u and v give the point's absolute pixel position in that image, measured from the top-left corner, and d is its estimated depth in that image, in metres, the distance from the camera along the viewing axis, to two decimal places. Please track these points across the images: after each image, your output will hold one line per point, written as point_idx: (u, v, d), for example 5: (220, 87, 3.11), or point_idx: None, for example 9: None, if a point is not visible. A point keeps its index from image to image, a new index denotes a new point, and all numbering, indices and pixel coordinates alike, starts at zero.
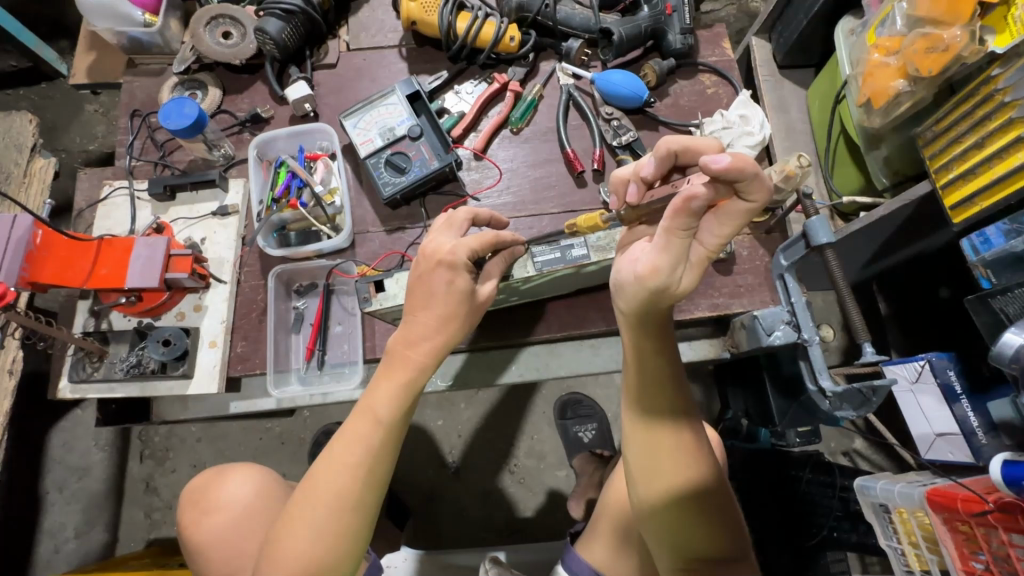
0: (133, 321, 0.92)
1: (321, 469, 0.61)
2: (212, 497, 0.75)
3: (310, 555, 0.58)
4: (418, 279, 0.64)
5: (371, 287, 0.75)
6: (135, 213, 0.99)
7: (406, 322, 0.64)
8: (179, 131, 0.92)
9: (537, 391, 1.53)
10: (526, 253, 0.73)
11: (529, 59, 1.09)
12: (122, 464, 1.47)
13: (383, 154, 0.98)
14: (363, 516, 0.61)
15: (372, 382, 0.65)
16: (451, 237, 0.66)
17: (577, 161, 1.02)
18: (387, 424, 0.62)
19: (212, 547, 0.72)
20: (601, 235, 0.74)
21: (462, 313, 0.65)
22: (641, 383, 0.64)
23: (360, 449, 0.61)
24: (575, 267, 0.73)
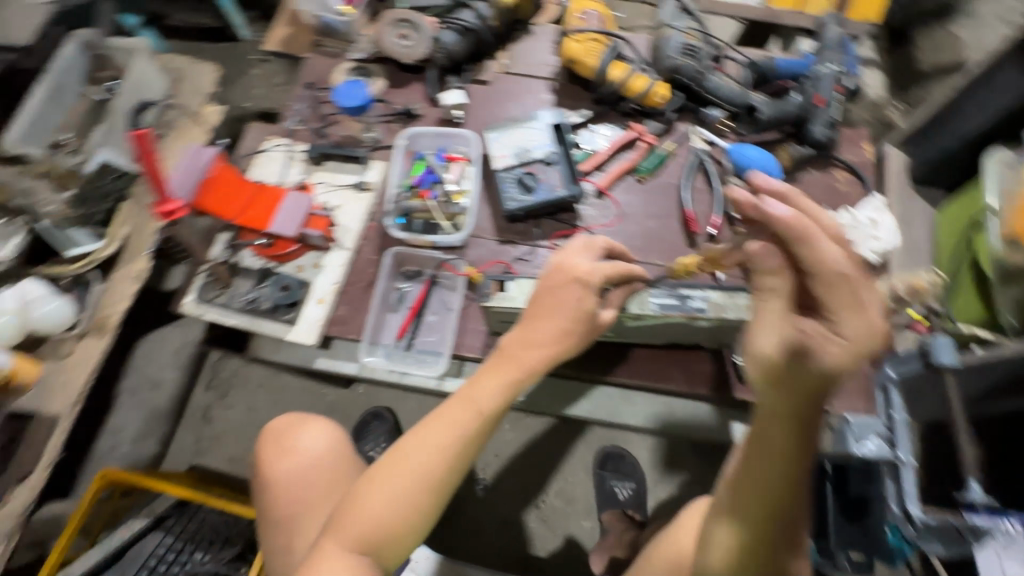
0: (261, 262, 1.00)
1: (412, 445, 0.64)
2: (291, 441, 0.79)
3: (387, 518, 0.62)
4: (549, 292, 0.68)
5: (496, 285, 0.83)
6: (287, 169, 1.09)
7: (525, 327, 0.68)
8: (348, 109, 1.09)
9: (583, 434, 1.52)
10: (646, 293, 0.77)
11: (669, 117, 1.13)
12: (190, 388, 1.58)
13: (516, 171, 1.04)
14: (438, 497, 0.65)
15: (478, 374, 0.68)
16: (587, 259, 0.69)
17: (694, 223, 1.05)
18: (484, 418, 0.65)
19: (279, 488, 0.76)
20: (721, 293, 0.77)
21: (579, 330, 0.69)
22: (751, 492, 0.50)
23: (454, 436, 0.64)
24: (689, 317, 0.76)
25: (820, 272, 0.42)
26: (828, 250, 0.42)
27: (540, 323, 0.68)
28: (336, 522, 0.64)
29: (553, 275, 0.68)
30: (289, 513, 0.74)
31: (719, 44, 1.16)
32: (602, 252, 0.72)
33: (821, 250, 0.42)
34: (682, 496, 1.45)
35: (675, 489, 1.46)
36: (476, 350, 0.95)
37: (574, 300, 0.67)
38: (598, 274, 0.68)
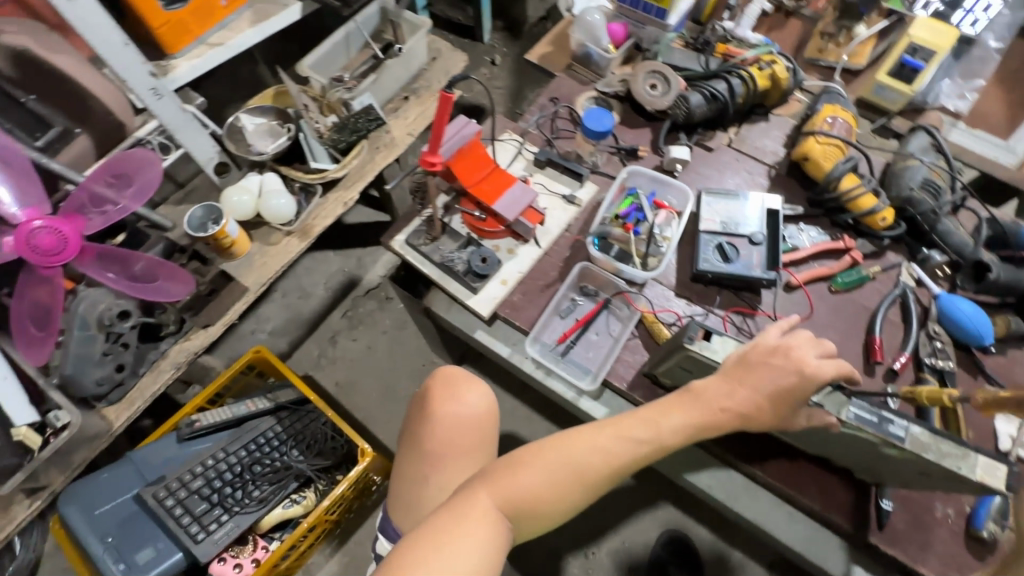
0: (465, 231, 1.12)
1: (585, 438, 0.69)
2: (457, 390, 0.84)
3: (540, 492, 0.66)
4: (763, 363, 0.71)
5: (699, 331, 0.78)
6: (513, 161, 1.22)
7: (726, 383, 0.72)
8: (591, 130, 1.18)
9: (655, 506, 1.48)
10: (844, 397, 0.74)
11: (883, 242, 1.12)
12: (330, 308, 1.76)
13: (719, 238, 1.08)
14: (584, 496, 0.69)
15: (662, 402, 0.72)
16: (811, 353, 0.72)
17: (878, 352, 1.01)
18: (657, 446, 0.69)
19: (436, 425, 0.83)
20: (928, 432, 0.70)
21: (777, 410, 0.71)
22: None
23: (626, 450, 0.68)
24: (882, 440, 0.71)
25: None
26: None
27: (740, 384, 0.71)
28: (489, 473, 0.69)
29: (772, 350, 0.71)
30: (441, 450, 0.81)
31: (966, 191, 1.13)
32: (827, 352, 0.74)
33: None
34: None
35: None
36: (624, 380, 0.99)
37: (784, 382, 0.70)
38: (823, 373, 0.69)
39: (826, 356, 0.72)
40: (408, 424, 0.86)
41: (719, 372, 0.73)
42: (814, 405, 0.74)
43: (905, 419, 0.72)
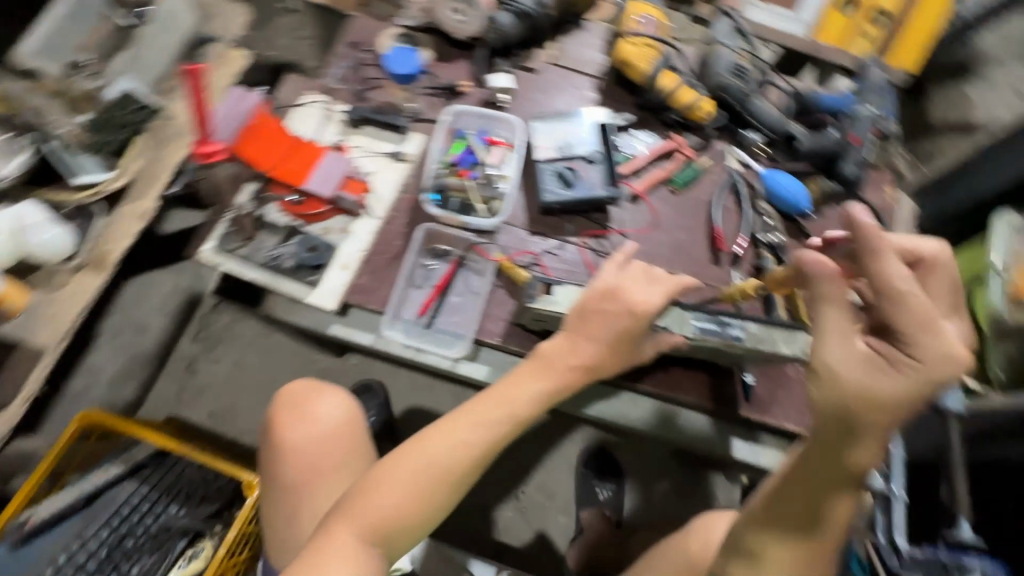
0: (286, 220, 0.98)
1: (441, 436, 0.66)
2: (309, 407, 0.80)
3: (400, 501, 0.64)
4: (597, 313, 0.68)
5: (541, 288, 0.84)
6: (322, 127, 1.06)
7: (569, 342, 0.68)
8: (398, 76, 1.06)
9: (570, 432, 1.53)
10: (686, 313, 0.75)
11: (708, 134, 1.15)
12: (177, 335, 1.53)
13: (558, 165, 1.04)
14: (455, 492, 0.66)
15: (515, 373, 0.69)
16: (644, 287, 0.69)
17: (721, 241, 1.07)
18: (515, 423, 0.66)
19: (294, 454, 0.77)
20: (763, 326, 0.74)
21: (622, 351, 0.69)
22: (793, 502, 0.55)
23: (484, 436, 0.65)
24: (726, 345, 0.74)
25: (883, 287, 0.48)
26: (897, 271, 0.48)
27: (579, 335, 0.68)
28: (351, 498, 0.65)
29: (600, 296, 0.68)
30: (305, 478, 0.76)
31: (768, 69, 1.18)
32: (662, 280, 0.71)
33: (887, 268, 0.49)
34: (657, 503, 1.48)
35: (652, 495, 1.49)
36: (495, 336, 0.95)
37: (621, 326, 0.68)
38: (655, 305, 0.67)
39: (660, 285, 0.69)
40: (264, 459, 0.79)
41: (563, 332, 0.69)
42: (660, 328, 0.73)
43: (741, 319, 0.75)
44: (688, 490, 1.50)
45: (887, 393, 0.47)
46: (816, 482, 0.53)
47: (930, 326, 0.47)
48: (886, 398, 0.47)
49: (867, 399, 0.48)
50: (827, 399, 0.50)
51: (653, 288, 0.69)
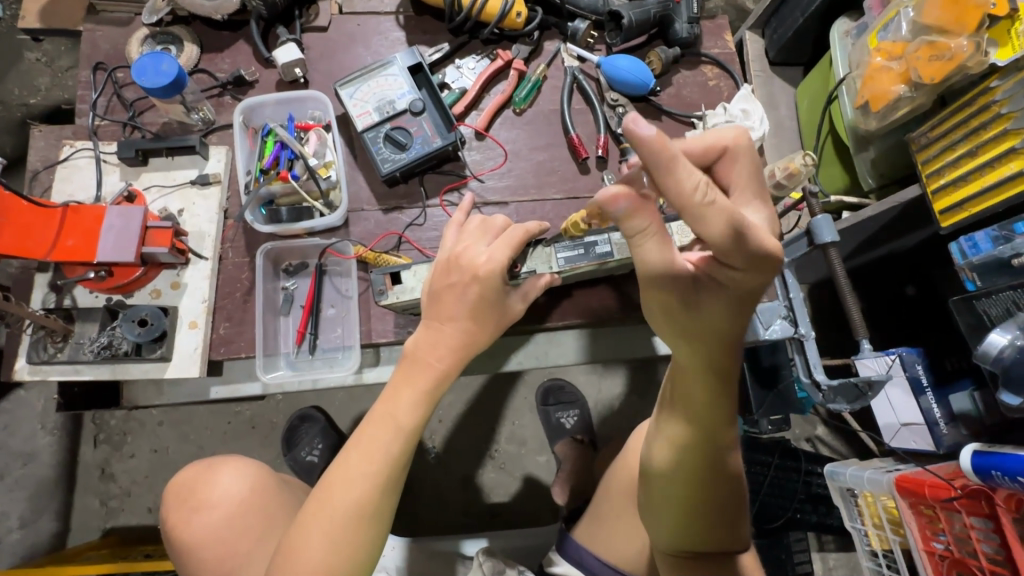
0: (102, 298, 0.85)
1: (338, 480, 0.62)
2: (203, 495, 0.79)
3: (325, 560, 0.60)
4: (447, 288, 0.66)
5: (387, 279, 0.76)
6: (102, 177, 0.89)
7: (430, 329, 0.66)
8: (154, 90, 0.83)
9: (520, 377, 1.52)
10: (549, 249, 0.77)
11: (534, 38, 1.04)
12: (74, 449, 1.36)
13: (383, 128, 0.92)
14: (379, 524, 0.63)
15: (390, 389, 0.66)
16: (484, 247, 0.68)
17: (581, 147, 0.99)
18: (407, 432, 0.64)
19: (206, 547, 0.77)
20: (624, 235, 0.78)
21: (487, 317, 0.67)
22: (686, 408, 0.59)
23: (380, 461, 0.62)
24: (596, 263, 0.77)
25: (682, 206, 0.42)
26: (688, 182, 0.42)
27: (439, 311, 0.66)
28: None
29: (443, 269, 0.66)
30: (226, 564, 0.75)
31: None
32: (502, 231, 0.71)
33: (681, 179, 0.42)
34: (623, 408, 1.53)
35: (616, 402, 1.53)
36: (389, 333, 0.88)
37: (473, 293, 0.66)
38: (497, 261, 0.66)
39: (500, 239, 0.68)
40: (183, 564, 0.79)
41: (421, 322, 0.67)
42: (526, 276, 0.74)
43: (603, 235, 0.78)
44: (646, 385, 1.54)
45: (716, 313, 0.50)
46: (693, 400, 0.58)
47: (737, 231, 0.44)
48: (710, 306, 0.50)
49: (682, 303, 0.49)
50: (667, 327, 0.52)
51: (494, 245, 0.67)
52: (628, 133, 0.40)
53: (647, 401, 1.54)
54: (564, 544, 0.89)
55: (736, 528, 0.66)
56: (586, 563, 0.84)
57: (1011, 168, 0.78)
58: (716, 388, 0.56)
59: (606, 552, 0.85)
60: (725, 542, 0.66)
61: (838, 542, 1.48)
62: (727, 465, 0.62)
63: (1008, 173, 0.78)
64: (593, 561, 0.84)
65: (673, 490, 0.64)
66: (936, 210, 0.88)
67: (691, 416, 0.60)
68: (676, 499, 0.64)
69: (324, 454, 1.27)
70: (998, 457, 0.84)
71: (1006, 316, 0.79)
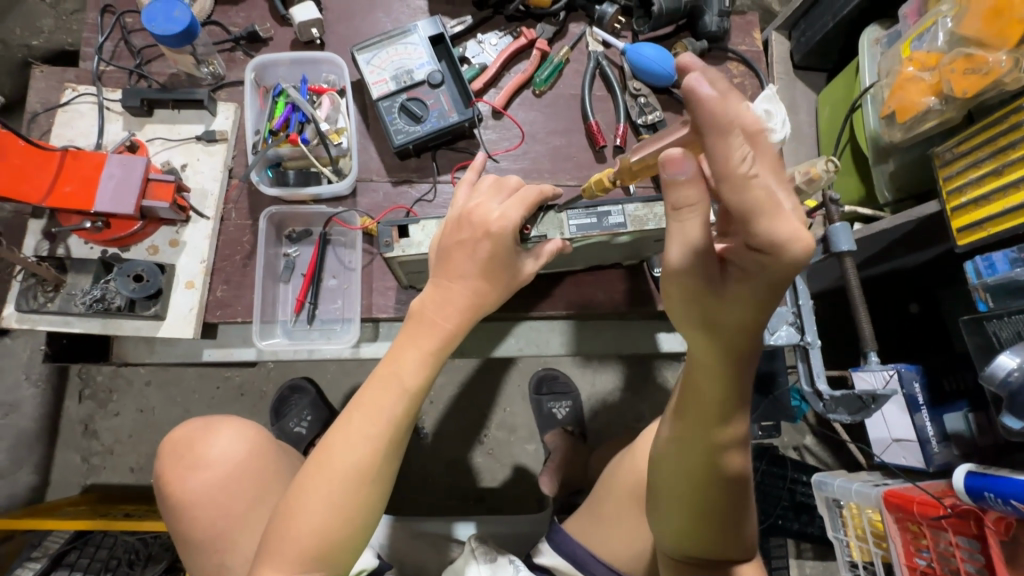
0: (97, 250, 0.82)
1: (340, 442, 0.61)
2: (199, 452, 0.78)
3: (323, 524, 0.59)
4: (457, 245, 0.65)
5: (394, 232, 0.73)
6: (104, 125, 0.86)
7: (437, 288, 0.65)
8: (164, 38, 0.79)
9: (515, 364, 1.51)
10: (561, 215, 0.73)
11: (560, 18, 1.01)
12: (58, 402, 1.34)
13: (399, 98, 0.90)
14: (381, 487, 0.62)
15: (396, 347, 0.65)
16: (497, 205, 0.66)
17: (599, 135, 0.97)
18: (412, 394, 0.63)
19: (198, 506, 0.75)
20: (640, 206, 0.74)
21: (500, 278, 0.67)
22: (695, 408, 0.58)
23: (381, 427, 0.61)
24: (608, 235, 0.74)
25: (724, 174, 0.41)
26: (739, 152, 0.41)
27: (444, 275, 0.65)
28: (266, 542, 0.60)
29: (454, 224, 0.65)
30: (219, 527, 0.74)
31: None
32: (517, 190, 0.69)
33: (730, 148, 0.41)
34: (616, 403, 1.52)
35: (611, 396, 1.53)
36: (389, 309, 0.86)
37: (486, 250, 0.65)
38: (512, 219, 0.64)
39: (514, 198, 0.67)
40: (173, 523, 0.77)
41: (429, 281, 0.66)
42: (537, 238, 0.72)
43: (618, 205, 0.74)
44: (640, 382, 1.54)
45: (738, 307, 0.49)
46: (702, 396, 0.57)
47: (780, 213, 0.42)
48: (733, 304, 0.49)
49: (690, 289, 0.50)
50: (686, 311, 0.53)
51: (508, 203, 0.66)
52: (687, 92, 0.41)
53: (640, 398, 1.53)
54: (555, 534, 0.89)
55: (740, 529, 0.65)
56: (579, 556, 0.86)
57: None
58: (726, 376, 0.55)
59: (604, 551, 0.86)
60: (727, 545, 0.66)
61: (816, 550, 1.49)
62: (734, 470, 0.61)
63: None
64: (590, 557, 0.86)
65: (677, 490, 0.63)
66: (954, 228, 0.87)
67: (697, 419, 0.59)
68: (682, 504, 0.63)
69: (312, 426, 1.25)
70: (992, 478, 0.84)
71: (1014, 340, 0.78)
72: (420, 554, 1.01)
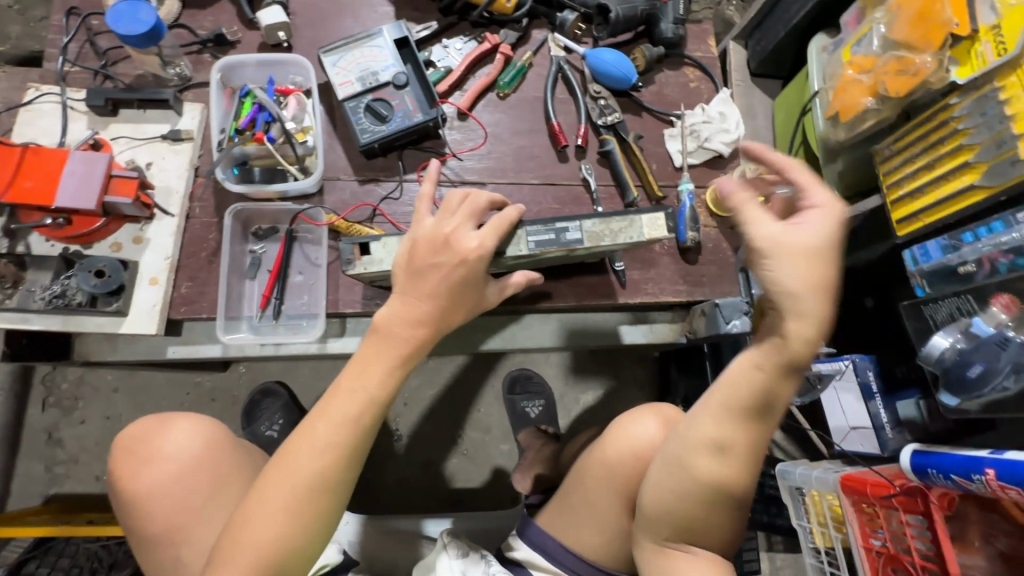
0: (58, 247, 0.82)
1: (299, 449, 0.62)
2: (154, 447, 0.78)
3: (278, 533, 0.60)
4: (433, 267, 0.67)
5: (355, 249, 0.76)
6: (67, 124, 0.87)
7: (405, 302, 0.67)
8: (129, 38, 0.81)
9: (489, 365, 1.52)
10: (522, 231, 0.76)
11: (522, 24, 1.05)
12: (21, 410, 1.32)
13: (364, 99, 0.92)
14: (335, 498, 0.63)
15: (360, 353, 0.67)
16: (473, 231, 0.70)
17: (561, 135, 1.00)
18: (375, 404, 0.65)
19: (153, 499, 0.75)
20: (596, 223, 0.77)
21: (465, 299, 0.70)
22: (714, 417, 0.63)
23: (344, 436, 0.63)
24: (566, 250, 0.77)
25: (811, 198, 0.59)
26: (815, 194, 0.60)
27: (416, 281, 0.67)
28: (220, 544, 0.61)
29: (434, 248, 0.67)
30: (171, 521, 0.75)
31: None
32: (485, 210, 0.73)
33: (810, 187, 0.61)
34: (589, 402, 1.54)
35: (583, 395, 1.55)
36: (356, 304, 0.87)
37: (457, 271, 0.68)
38: (488, 249, 0.69)
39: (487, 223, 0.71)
40: (125, 517, 0.77)
41: (395, 295, 0.67)
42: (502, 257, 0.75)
43: (576, 221, 0.77)
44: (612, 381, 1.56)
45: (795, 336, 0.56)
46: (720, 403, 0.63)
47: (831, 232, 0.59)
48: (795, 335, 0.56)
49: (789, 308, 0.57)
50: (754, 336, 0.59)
51: (484, 231, 0.70)
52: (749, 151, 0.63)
53: (613, 397, 1.55)
54: (526, 529, 0.91)
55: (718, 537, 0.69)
56: (550, 548, 0.87)
57: (963, 182, 0.82)
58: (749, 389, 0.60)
59: (573, 543, 0.87)
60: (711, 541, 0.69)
61: (787, 543, 1.52)
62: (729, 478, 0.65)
63: (961, 186, 0.82)
64: (555, 546, 0.87)
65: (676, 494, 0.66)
66: (894, 220, 0.92)
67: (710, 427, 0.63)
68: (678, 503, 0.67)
69: (283, 429, 1.24)
70: (935, 455, 0.89)
71: (948, 320, 0.83)
72: (389, 551, 1.01)
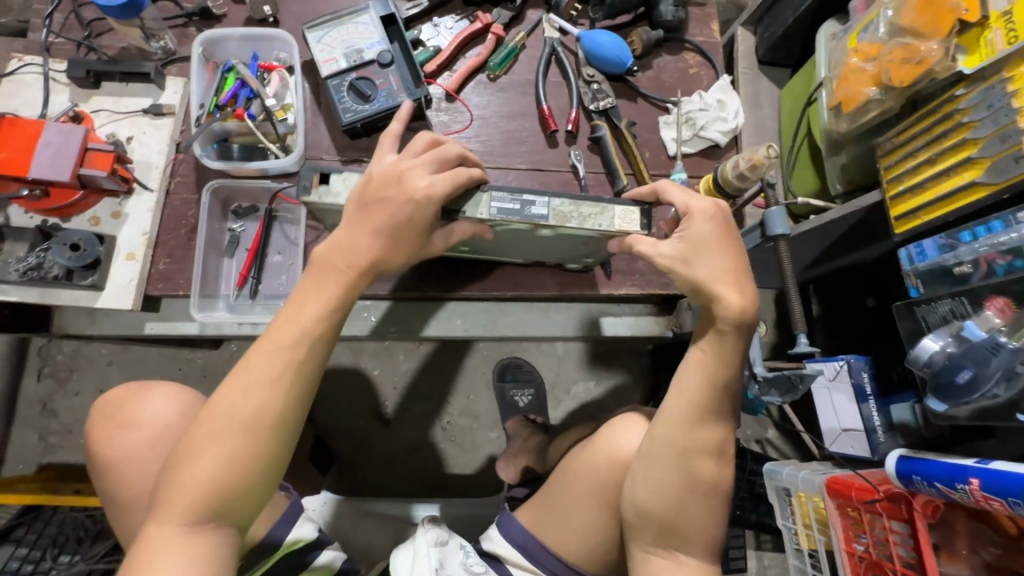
0: (36, 219, 0.82)
1: (235, 385, 0.63)
2: (131, 412, 0.78)
3: (214, 470, 0.60)
4: (377, 201, 0.67)
5: (314, 177, 0.72)
6: (49, 95, 0.86)
7: (350, 235, 0.67)
8: (108, 9, 0.80)
9: (480, 352, 1.51)
10: (485, 193, 0.71)
11: (516, 4, 1.02)
12: (17, 380, 1.34)
13: (348, 77, 0.90)
14: (278, 438, 0.63)
15: (299, 291, 0.67)
16: (428, 174, 0.68)
17: (551, 120, 0.98)
18: (312, 339, 0.65)
19: (122, 463, 0.76)
20: (565, 202, 0.72)
21: (405, 239, 0.68)
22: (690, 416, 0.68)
23: (276, 367, 0.63)
24: (530, 224, 0.71)
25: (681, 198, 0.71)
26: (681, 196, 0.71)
27: (362, 225, 0.67)
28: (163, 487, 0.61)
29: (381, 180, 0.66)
30: (141, 483, 0.75)
31: None
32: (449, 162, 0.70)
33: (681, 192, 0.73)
34: (579, 393, 1.53)
35: (574, 386, 1.53)
36: None
37: (405, 213, 0.67)
38: (436, 192, 0.66)
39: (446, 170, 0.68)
40: (100, 481, 0.78)
41: (343, 227, 0.68)
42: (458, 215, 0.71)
43: (544, 197, 0.72)
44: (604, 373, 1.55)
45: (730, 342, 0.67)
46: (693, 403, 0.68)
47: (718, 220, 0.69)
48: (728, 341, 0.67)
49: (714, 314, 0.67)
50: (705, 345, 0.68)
51: (437, 175, 0.67)
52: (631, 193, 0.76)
53: (604, 389, 1.54)
54: (504, 521, 0.90)
55: (709, 542, 0.70)
56: (528, 545, 0.86)
57: (966, 177, 0.78)
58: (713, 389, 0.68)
59: (552, 543, 0.85)
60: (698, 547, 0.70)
61: (776, 543, 1.50)
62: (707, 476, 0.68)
63: (963, 182, 0.78)
64: (538, 547, 0.85)
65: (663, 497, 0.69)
66: (892, 216, 0.87)
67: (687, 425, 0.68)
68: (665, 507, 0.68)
69: None
70: (920, 462, 0.86)
71: (941, 323, 0.81)
72: (365, 533, 1.01)
